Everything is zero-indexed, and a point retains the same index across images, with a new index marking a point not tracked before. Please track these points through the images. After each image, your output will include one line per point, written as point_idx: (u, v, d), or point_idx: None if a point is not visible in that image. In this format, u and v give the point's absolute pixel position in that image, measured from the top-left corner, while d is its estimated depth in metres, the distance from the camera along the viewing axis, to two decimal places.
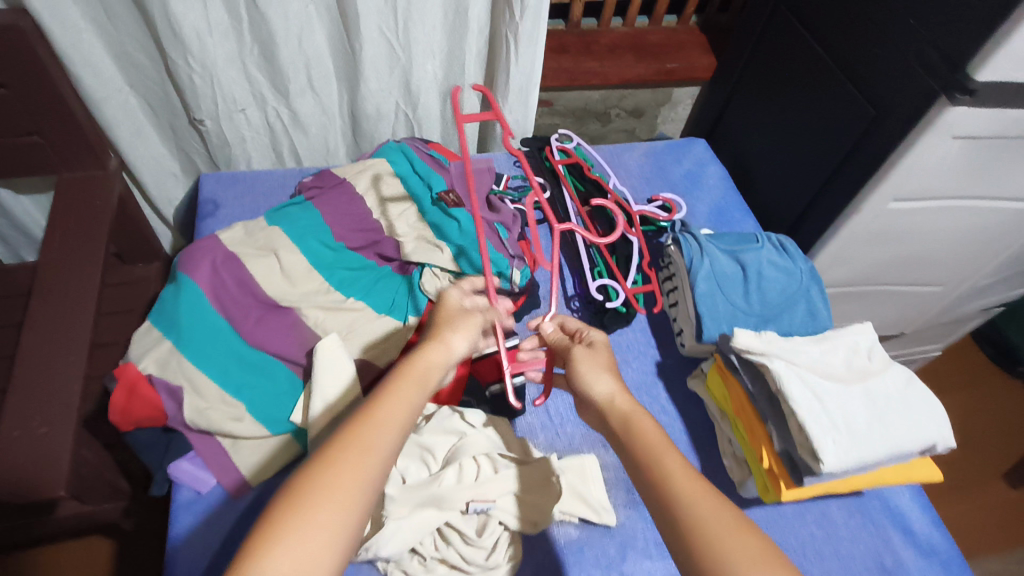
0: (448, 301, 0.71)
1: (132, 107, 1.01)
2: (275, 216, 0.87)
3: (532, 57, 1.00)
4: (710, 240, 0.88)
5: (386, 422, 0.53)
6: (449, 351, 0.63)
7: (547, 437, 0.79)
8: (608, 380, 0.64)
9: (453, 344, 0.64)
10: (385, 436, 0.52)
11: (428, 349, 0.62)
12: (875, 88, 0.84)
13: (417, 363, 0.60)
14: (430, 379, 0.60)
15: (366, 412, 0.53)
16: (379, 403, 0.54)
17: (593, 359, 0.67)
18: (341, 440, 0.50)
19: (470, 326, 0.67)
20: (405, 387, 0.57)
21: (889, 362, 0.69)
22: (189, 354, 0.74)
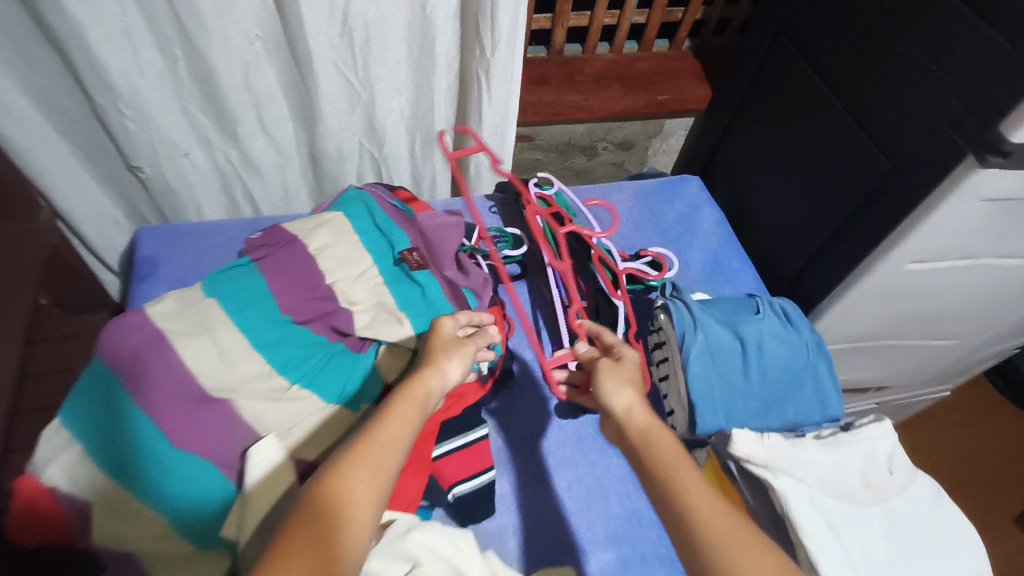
0: (446, 326, 0.70)
1: (63, 155, 0.89)
2: (214, 283, 0.77)
3: (508, 94, 0.90)
4: (703, 307, 0.77)
5: (393, 438, 0.55)
6: (447, 372, 0.65)
7: (518, 542, 0.70)
8: (627, 391, 0.61)
9: (451, 365, 0.65)
10: (393, 450, 0.54)
11: (429, 368, 0.64)
12: (891, 138, 0.74)
13: (420, 383, 0.62)
14: (430, 399, 0.62)
15: (375, 428, 0.56)
16: (385, 419, 0.57)
17: (618, 373, 0.64)
18: (353, 455, 0.53)
19: (465, 350, 0.68)
20: (408, 406, 0.59)
21: (912, 475, 0.60)
22: (99, 462, 0.65)
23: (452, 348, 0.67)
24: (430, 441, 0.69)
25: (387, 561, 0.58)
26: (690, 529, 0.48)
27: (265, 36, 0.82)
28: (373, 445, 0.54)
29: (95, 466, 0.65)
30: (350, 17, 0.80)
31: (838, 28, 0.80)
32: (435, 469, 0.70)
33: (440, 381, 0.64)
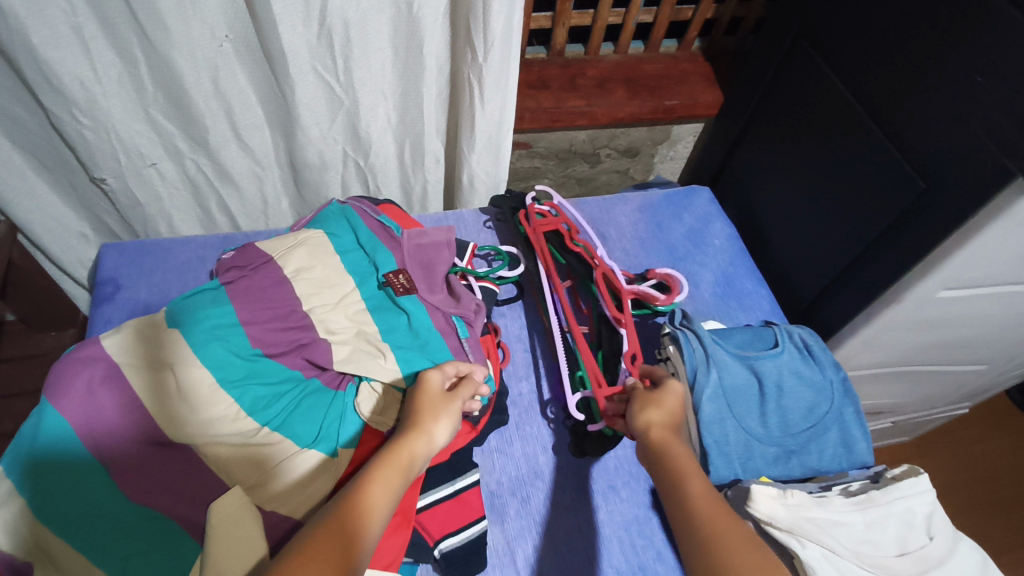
0: (432, 379, 0.64)
1: (17, 166, 0.82)
2: (179, 310, 0.70)
3: (504, 102, 0.83)
4: (716, 340, 0.70)
5: (373, 503, 0.50)
6: (434, 434, 0.59)
7: None
8: (651, 412, 0.59)
9: (438, 426, 0.60)
10: (373, 516, 0.49)
11: (415, 431, 0.58)
12: (926, 154, 0.67)
13: (405, 445, 0.56)
14: (415, 464, 0.56)
15: (355, 494, 0.50)
16: (364, 484, 0.51)
17: (651, 398, 0.61)
18: (330, 523, 0.46)
19: (455, 408, 0.62)
20: (391, 472, 0.53)
21: (953, 543, 0.53)
22: (42, 513, 0.57)
23: (441, 407, 0.61)
24: (416, 489, 0.62)
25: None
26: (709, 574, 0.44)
27: (236, 37, 0.75)
28: (352, 512, 0.48)
29: (37, 522, 0.57)
30: (328, 17, 0.73)
31: (867, 30, 0.72)
32: (420, 522, 0.62)
33: (427, 443, 0.58)
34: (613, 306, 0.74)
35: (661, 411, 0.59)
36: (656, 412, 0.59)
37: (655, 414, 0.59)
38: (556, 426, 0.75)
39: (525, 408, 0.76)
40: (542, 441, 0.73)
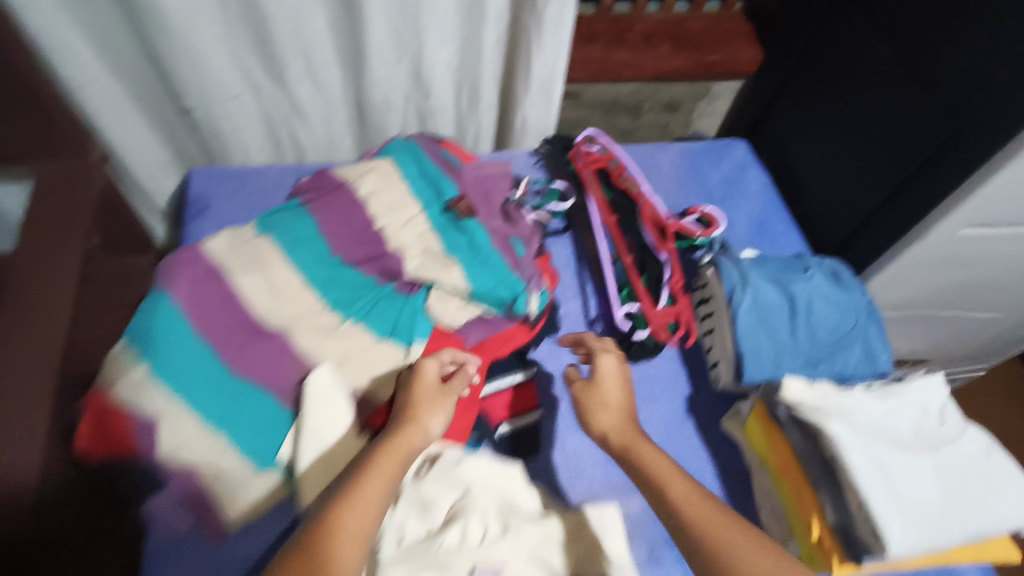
0: (428, 369, 0.66)
1: (115, 96, 0.91)
2: (266, 223, 0.78)
3: (559, 48, 0.89)
4: (753, 265, 0.77)
5: (369, 504, 0.51)
6: (429, 427, 0.61)
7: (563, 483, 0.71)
8: (600, 415, 0.65)
9: (433, 419, 0.62)
10: (367, 518, 0.50)
11: (409, 424, 0.60)
12: (956, 97, 0.73)
13: (400, 440, 0.58)
14: (412, 458, 0.58)
15: (341, 501, 0.51)
16: (361, 482, 0.53)
17: (598, 394, 0.67)
18: (312, 544, 0.47)
19: (450, 400, 0.64)
20: (383, 472, 0.54)
21: (964, 426, 0.60)
22: (164, 380, 0.66)
23: (436, 401, 0.63)
24: (480, 378, 0.72)
25: (448, 479, 0.64)
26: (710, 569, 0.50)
27: None
28: (337, 525, 0.49)
29: (159, 386, 0.66)
30: None
31: None
32: (485, 405, 0.72)
33: (421, 436, 0.60)
34: (655, 236, 0.83)
35: (608, 412, 0.65)
36: (602, 414, 0.65)
37: (605, 419, 0.65)
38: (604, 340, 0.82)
39: (574, 324, 0.83)
40: None
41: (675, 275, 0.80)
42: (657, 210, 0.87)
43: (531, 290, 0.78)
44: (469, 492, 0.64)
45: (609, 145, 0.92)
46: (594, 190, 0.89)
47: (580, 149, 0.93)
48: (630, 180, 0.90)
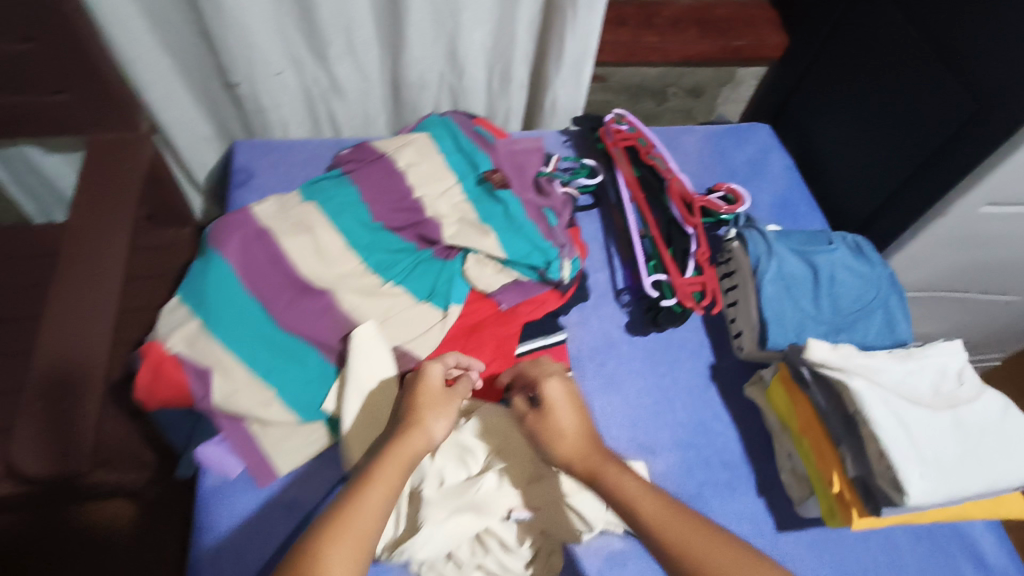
0: (433, 372, 0.66)
1: (165, 68, 0.95)
2: (310, 190, 0.81)
3: (591, 29, 0.92)
4: (778, 237, 0.80)
5: (369, 511, 0.52)
6: (433, 430, 0.62)
7: None
8: (560, 441, 0.62)
9: (437, 422, 0.62)
10: (370, 526, 0.51)
11: (412, 427, 0.61)
12: (981, 78, 0.75)
13: (403, 443, 0.59)
14: (415, 463, 0.59)
15: (339, 507, 0.52)
16: (365, 487, 0.54)
17: (552, 423, 0.64)
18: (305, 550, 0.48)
19: (454, 404, 0.65)
20: (386, 476, 0.55)
21: (982, 386, 0.63)
22: (217, 333, 0.70)
23: (440, 404, 0.64)
24: (513, 340, 0.78)
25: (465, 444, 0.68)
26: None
27: None
28: (332, 530, 0.50)
29: (212, 339, 0.70)
30: None
31: None
32: (518, 364, 0.77)
33: (425, 440, 0.60)
34: (682, 210, 0.85)
35: (566, 440, 0.62)
36: (563, 443, 0.62)
37: (565, 446, 0.62)
38: (631, 308, 0.85)
39: (602, 293, 0.87)
40: (616, 320, 0.84)
41: (701, 247, 0.83)
42: (684, 186, 0.89)
43: (563, 257, 0.81)
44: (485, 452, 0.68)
45: (639, 125, 0.95)
46: (624, 167, 0.92)
47: (611, 127, 0.95)
48: (659, 158, 0.92)
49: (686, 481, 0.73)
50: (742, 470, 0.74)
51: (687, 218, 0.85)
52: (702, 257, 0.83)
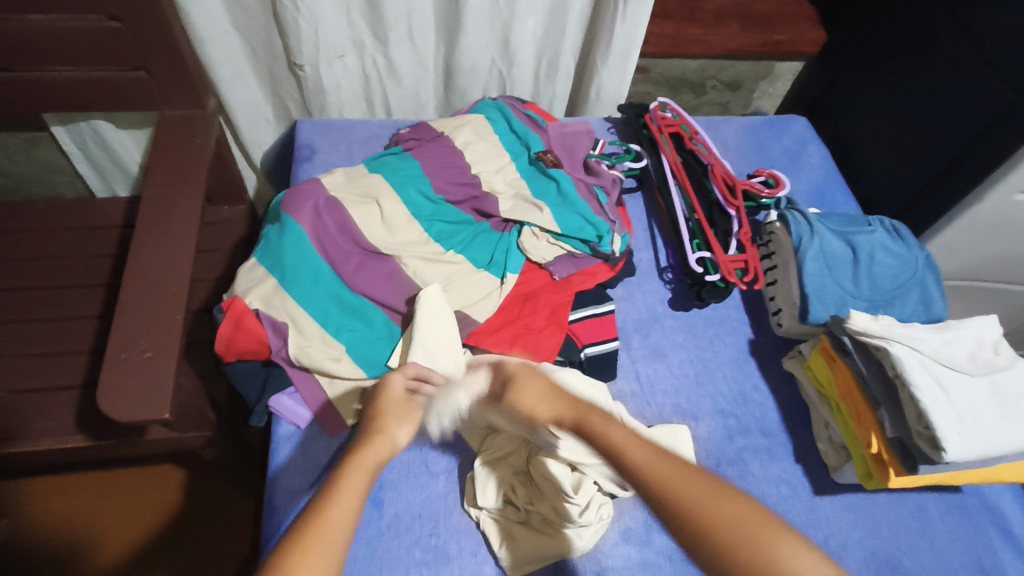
0: (395, 384, 0.69)
1: (234, 48, 1.00)
2: (375, 164, 0.87)
3: (641, 18, 0.96)
4: (818, 219, 0.84)
5: (348, 508, 0.53)
6: (395, 436, 0.66)
7: (638, 405, 0.78)
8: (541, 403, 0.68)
9: (399, 430, 0.66)
10: (344, 521, 0.52)
11: (377, 433, 0.64)
12: (1019, 70, 0.79)
13: (370, 448, 0.62)
14: (378, 465, 0.61)
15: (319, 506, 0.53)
16: (336, 486, 0.55)
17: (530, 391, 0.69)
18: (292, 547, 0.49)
19: (415, 414, 0.69)
20: (359, 477, 0.57)
21: (1016, 357, 0.68)
22: (293, 292, 0.75)
23: (402, 414, 0.67)
24: (566, 307, 0.81)
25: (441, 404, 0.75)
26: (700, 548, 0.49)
27: None
28: (311, 527, 0.50)
29: (289, 297, 0.75)
30: None
31: None
32: (570, 331, 0.81)
33: (388, 446, 0.64)
34: (725, 193, 0.89)
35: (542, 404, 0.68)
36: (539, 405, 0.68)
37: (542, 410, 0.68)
38: (675, 285, 0.90)
39: (646, 270, 0.91)
40: (661, 296, 0.89)
41: (745, 227, 0.87)
42: (726, 171, 0.93)
43: (614, 232, 0.86)
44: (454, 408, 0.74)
45: (682, 112, 1.00)
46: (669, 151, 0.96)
47: (656, 112, 1.00)
48: (701, 144, 0.97)
49: (727, 446, 0.77)
50: (780, 437, 0.78)
51: (729, 200, 0.90)
52: (745, 237, 0.87)
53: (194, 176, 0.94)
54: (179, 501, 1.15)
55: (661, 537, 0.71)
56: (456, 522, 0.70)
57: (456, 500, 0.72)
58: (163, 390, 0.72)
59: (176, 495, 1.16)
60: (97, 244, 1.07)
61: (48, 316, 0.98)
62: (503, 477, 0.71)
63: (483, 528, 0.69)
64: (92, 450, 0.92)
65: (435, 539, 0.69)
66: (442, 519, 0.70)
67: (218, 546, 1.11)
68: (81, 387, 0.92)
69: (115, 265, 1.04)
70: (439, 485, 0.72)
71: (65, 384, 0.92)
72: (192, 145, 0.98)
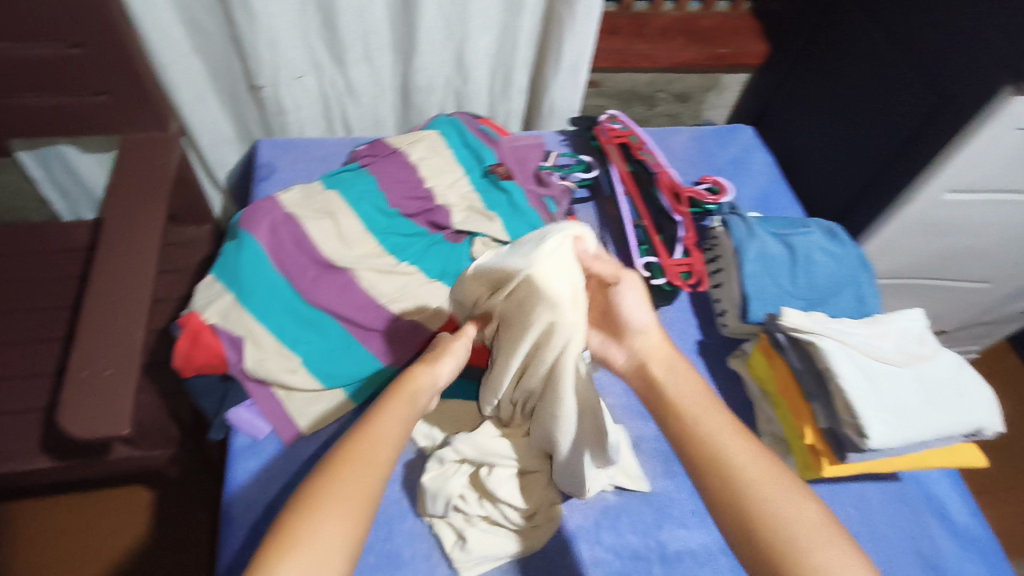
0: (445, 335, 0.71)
1: (195, 72, 1.03)
2: (332, 180, 0.89)
3: (588, 34, 1.00)
4: (758, 222, 0.88)
5: (395, 418, 0.58)
6: (439, 368, 0.66)
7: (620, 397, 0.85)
8: (648, 334, 0.66)
9: (443, 361, 0.66)
10: (383, 452, 0.54)
11: (420, 363, 0.65)
12: (939, 77, 0.84)
13: (409, 379, 0.63)
14: (421, 397, 0.63)
15: (367, 418, 0.58)
16: (375, 419, 0.57)
17: (636, 305, 0.66)
18: (343, 449, 0.54)
19: (463, 344, 0.69)
20: (399, 401, 0.60)
21: (939, 347, 0.72)
22: (249, 306, 0.77)
23: (450, 345, 0.68)
24: None
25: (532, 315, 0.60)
26: (742, 532, 0.50)
27: None
28: (359, 432, 0.56)
29: (245, 312, 0.77)
30: None
31: None
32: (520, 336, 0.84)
33: (430, 375, 0.64)
34: (670, 199, 0.92)
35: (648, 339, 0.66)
36: (646, 339, 0.66)
37: (647, 346, 0.66)
38: None
39: None
40: None
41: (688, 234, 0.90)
42: (674, 179, 0.95)
43: None
44: (555, 327, 0.60)
45: (631, 123, 1.03)
46: (619, 163, 1.00)
47: (608, 126, 1.03)
48: (652, 153, 1.00)
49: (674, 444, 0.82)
50: None
51: (674, 208, 0.93)
52: (689, 242, 0.91)
53: (156, 197, 0.96)
54: (147, 523, 1.15)
55: (610, 537, 0.73)
56: (410, 527, 0.72)
57: (410, 507, 0.73)
58: (119, 408, 0.73)
59: (144, 517, 1.16)
60: (60, 266, 1.08)
61: (10, 340, 0.98)
62: (452, 491, 0.70)
63: (436, 531, 0.71)
64: (55, 472, 0.93)
65: (389, 544, 0.70)
66: (395, 525, 0.72)
67: (185, 567, 1.11)
68: (44, 409, 0.93)
69: (78, 288, 1.05)
70: (392, 492, 0.74)
71: (27, 407, 0.92)
72: (155, 167, 0.99)
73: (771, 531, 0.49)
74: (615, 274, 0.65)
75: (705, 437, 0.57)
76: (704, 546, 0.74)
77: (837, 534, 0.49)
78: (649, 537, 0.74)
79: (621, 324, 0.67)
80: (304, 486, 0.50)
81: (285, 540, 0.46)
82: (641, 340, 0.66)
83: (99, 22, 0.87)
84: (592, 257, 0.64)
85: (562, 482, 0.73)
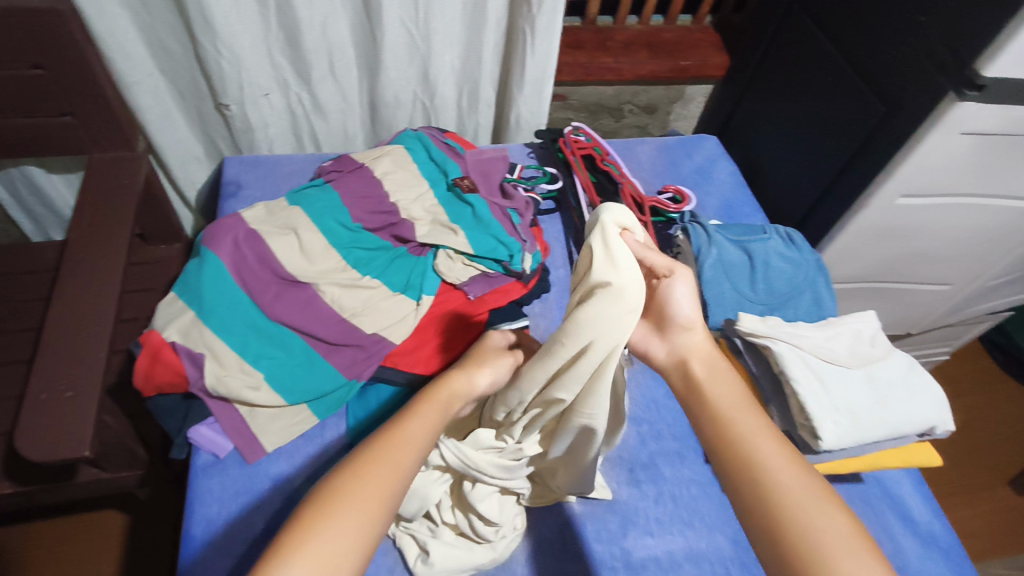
0: (492, 339, 0.78)
1: (160, 91, 1.04)
2: (296, 197, 0.89)
3: (549, 49, 1.02)
4: (718, 229, 0.89)
5: (422, 425, 0.59)
6: (475, 378, 0.68)
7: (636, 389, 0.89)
8: (693, 331, 0.65)
9: (479, 372, 0.69)
10: (407, 455, 0.55)
11: (456, 370, 0.68)
12: (886, 86, 0.87)
13: (445, 386, 0.65)
14: (453, 403, 0.65)
15: (398, 421, 0.59)
16: (408, 419, 0.59)
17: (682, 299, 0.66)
18: (367, 449, 0.54)
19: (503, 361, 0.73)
20: (431, 408, 0.62)
21: (891, 349, 0.73)
22: (210, 324, 0.76)
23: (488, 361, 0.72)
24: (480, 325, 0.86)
25: (594, 311, 0.56)
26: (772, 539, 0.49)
27: None
28: (385, 434, 0.57)
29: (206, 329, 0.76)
30: None
31: None
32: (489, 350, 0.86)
33: (467, 383, 0.67)
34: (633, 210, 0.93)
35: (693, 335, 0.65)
36: (692, 336, 0.65)
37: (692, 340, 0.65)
38: None
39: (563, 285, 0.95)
40: None
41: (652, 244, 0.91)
42: (637, 191, 0.97)
43: (525, 251, 0.91)
44: (616, 325, 0.56)
45: (595, 134, 1.05)
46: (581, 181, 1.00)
47: (573, 139, 1.04)
48: (617, 163, 1.02)
49: (639, 452, 0.82)
50: (691, 442, 0.84)
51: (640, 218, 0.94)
52: None
53: (122, 215, 0.96)
54: (118, 547, 1.13)
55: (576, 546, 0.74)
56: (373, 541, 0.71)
57: None
58: (80, 428, 0.72)
59: (115, 541, 1.14)
60: (27, 287, 1.07)
61: None
62: (432, 498, 0.70)
63: (399, 543, 0.71)
64: (18, 496, 0.91)
65: None
66: None
67: None
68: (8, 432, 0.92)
69: (45, 308, 1.04)
70: None
71: None
72: (121, 185, 0.99)
73: (798, 539, 0.48)
74: (670, 267, 0.65)
75: (730, 442, 0.56)
76: (669, 553, 0.74)
77: (859, 543, 0.48)
78: (614, 545, 0.74)
79: (666, 316, 0.67)
80: (326, 484, 0.50)
81: (304, 532, 0.46)
82: (683, 336, 0.66)
83: (59, 44, 0.87)
84: (643, 247, 0.65)
85: (568, 480, 0.73)
